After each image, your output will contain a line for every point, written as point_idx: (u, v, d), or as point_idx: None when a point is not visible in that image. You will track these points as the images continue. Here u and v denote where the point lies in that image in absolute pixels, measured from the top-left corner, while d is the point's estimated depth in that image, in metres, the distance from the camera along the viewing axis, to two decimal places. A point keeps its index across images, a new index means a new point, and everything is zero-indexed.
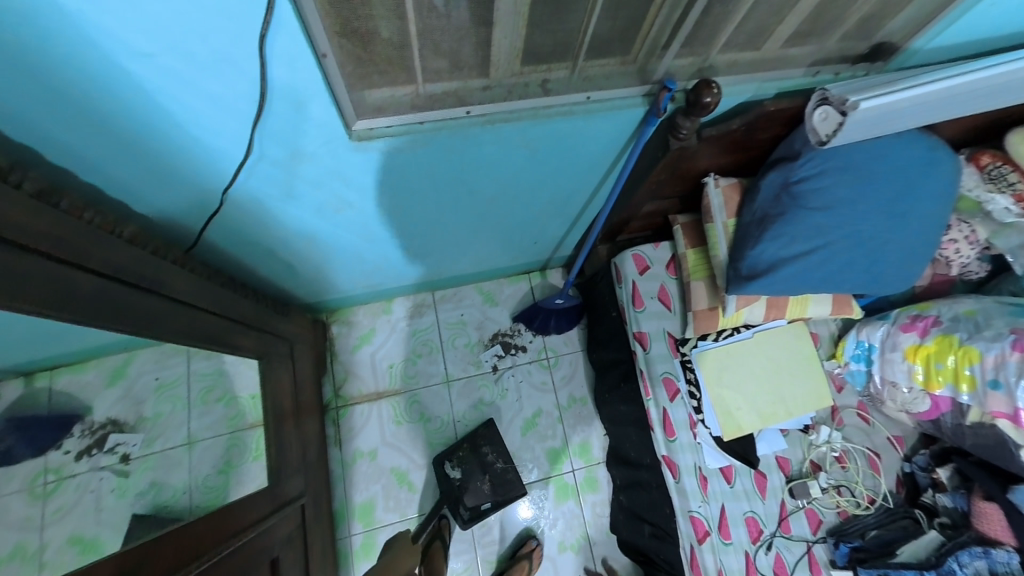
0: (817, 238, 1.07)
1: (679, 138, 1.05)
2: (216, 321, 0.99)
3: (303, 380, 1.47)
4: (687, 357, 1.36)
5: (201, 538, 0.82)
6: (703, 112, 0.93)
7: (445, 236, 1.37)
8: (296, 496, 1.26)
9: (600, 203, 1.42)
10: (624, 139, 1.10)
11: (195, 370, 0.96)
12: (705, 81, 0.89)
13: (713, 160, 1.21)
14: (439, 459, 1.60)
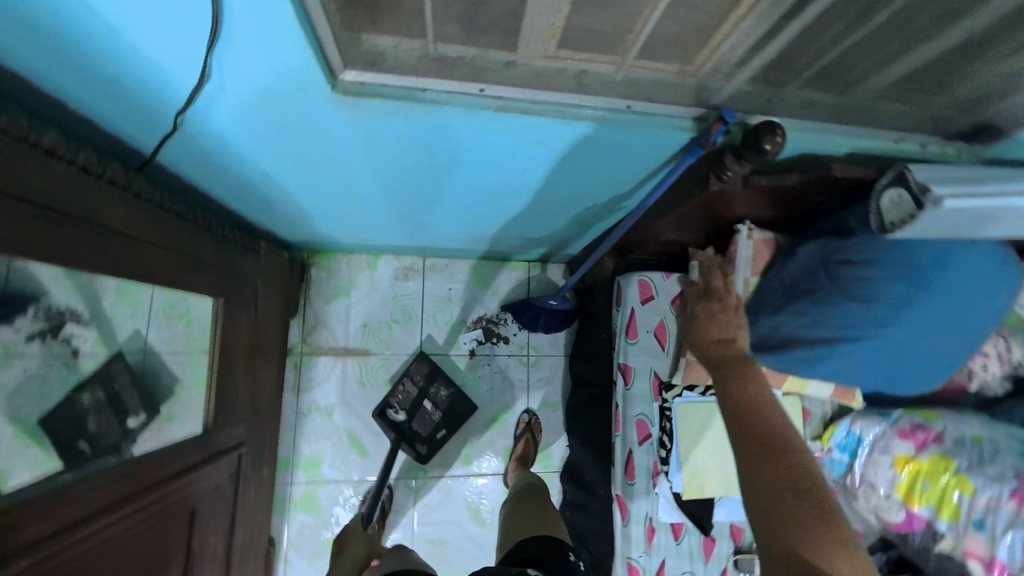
0: (844, 329, 0.99)
1: (720, 179, 0.89)
2: (163, 259, 0.91)
3: (266, 322, 1.40)
4: (666, 404, 1.28)
5: (123, 486, 0.81)
6: (759, 159, 0.78)
7: (440, 208, 1.26)
8: (235, 444, 1.22)
9: (618, 215, 1.28)
10: (659, 160, 0.94)
11: (129, 300, 0.90)
12: (772, 124, 0.74)
13: (755, 205, 1.06)
14: (381, 407, 1.57)
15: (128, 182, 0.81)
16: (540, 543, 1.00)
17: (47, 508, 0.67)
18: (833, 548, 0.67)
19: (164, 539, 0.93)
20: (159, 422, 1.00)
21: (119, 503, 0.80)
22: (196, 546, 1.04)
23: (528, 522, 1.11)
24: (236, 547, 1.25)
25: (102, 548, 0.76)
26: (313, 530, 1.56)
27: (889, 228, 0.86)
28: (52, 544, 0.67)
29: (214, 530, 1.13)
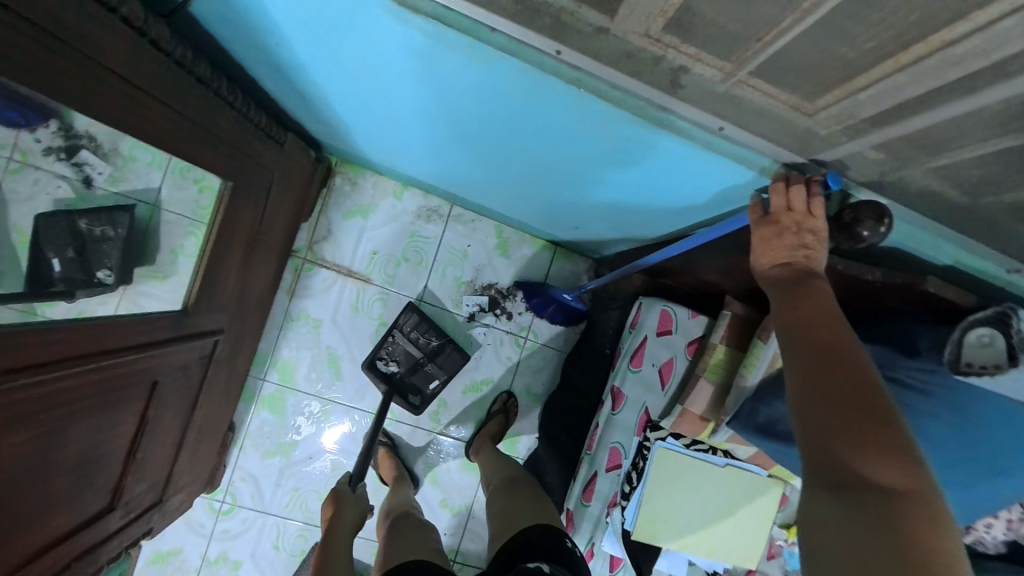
0: None
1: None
2: (168, 123, 0.84)
3: (275, 218, 1.35)
4: (647, 443, 1.19)
5: (84, 345, 0.80)
6: (847, 242, 0.72)
7: (480, 166, 1.18)
8: (213, 330, 1.21)
9: (660, 235, 1.20)
10: (727, 197, 0.90)
11: (136, 156, 0.84)
12: (879, 210, 0.67)
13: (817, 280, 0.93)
14: (369, 361, 1.54)
15: (144, 26, 0.74)
16: (544, 533, 0.96)
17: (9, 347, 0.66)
18: (889, 462, 0.57)
19: (118, 404, 0.93)
20: (149, 281, 0.99)
21: (79, 359, 0.79)
22: (149, 418, 1.05)
23: (527, 506, 1.07)
24: (193, 427, 1.27)
25: (54, 397, 0.76)
26: (273, 429, 1.58)
27: (963, 368, 0.80)
28: (8, 380, 0.66)
29: (174, 406, 1.14)
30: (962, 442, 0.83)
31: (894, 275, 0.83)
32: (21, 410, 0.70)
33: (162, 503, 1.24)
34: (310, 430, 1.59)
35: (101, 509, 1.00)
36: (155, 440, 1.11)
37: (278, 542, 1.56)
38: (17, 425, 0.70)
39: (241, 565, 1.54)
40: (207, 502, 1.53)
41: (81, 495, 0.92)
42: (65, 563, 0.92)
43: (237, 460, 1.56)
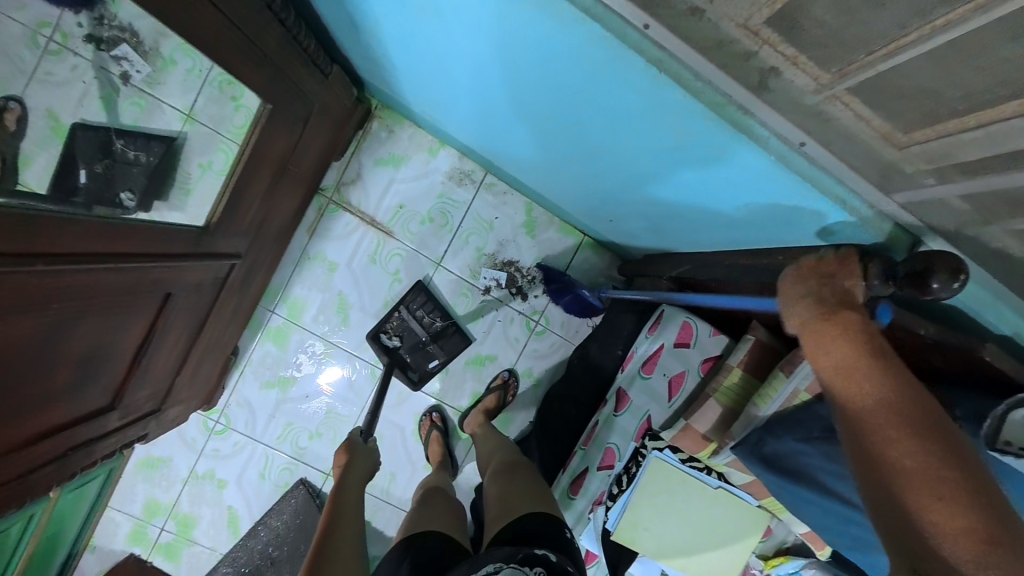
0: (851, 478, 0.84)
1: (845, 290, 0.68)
2: (209, 23, 0.80)
3: (308, 151, 1.32)
4: (642, 451, 1.17)
5: (102, 242, 0.78)
6: (910, 294, 0.59)
7: (528, 138, 1.12)
8: (231, 255, 1.20)
9: (701, 247, 1.12)
10: (788, 225, 0.81)
11: (178, 59, 0.83)
12: (956, 262, 0.55)
13: None
14: (374, 334, 1.56)
15: None
16: (536, 520, 0.95)
17: (25, 229, 0.65)
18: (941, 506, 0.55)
19: (128, 310, 0.93)
20: (175, 197, 0.98)
21: (96, 256, 0.78)
22: (158, 328, 1.06)
23: (521, 489, 1.05)
24: (198, 345, 1.27)
25: (67, 290, 0.75)
26: (273, 362, 1.59)
27: (998, 444, 0.70)
28: (26, 266, 0.65)
29: (183, 321, 1.14)
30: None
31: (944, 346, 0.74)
32: (37, 296, 0.70)
33: (160, 412, 1.26)
34: (310, 369, 1.60)
35: (101, 406, 1.02)
36: (160, 351, 1.12)
37: (264, 471, 1.60)
38: (28, 311, 0.70)
39: (226, 486, 1.58)
40: (202, 419, 1.57)
41: (82, 391, 0.93)
42: (60, 451, 0.95)
43: (236, 386, 1.58)
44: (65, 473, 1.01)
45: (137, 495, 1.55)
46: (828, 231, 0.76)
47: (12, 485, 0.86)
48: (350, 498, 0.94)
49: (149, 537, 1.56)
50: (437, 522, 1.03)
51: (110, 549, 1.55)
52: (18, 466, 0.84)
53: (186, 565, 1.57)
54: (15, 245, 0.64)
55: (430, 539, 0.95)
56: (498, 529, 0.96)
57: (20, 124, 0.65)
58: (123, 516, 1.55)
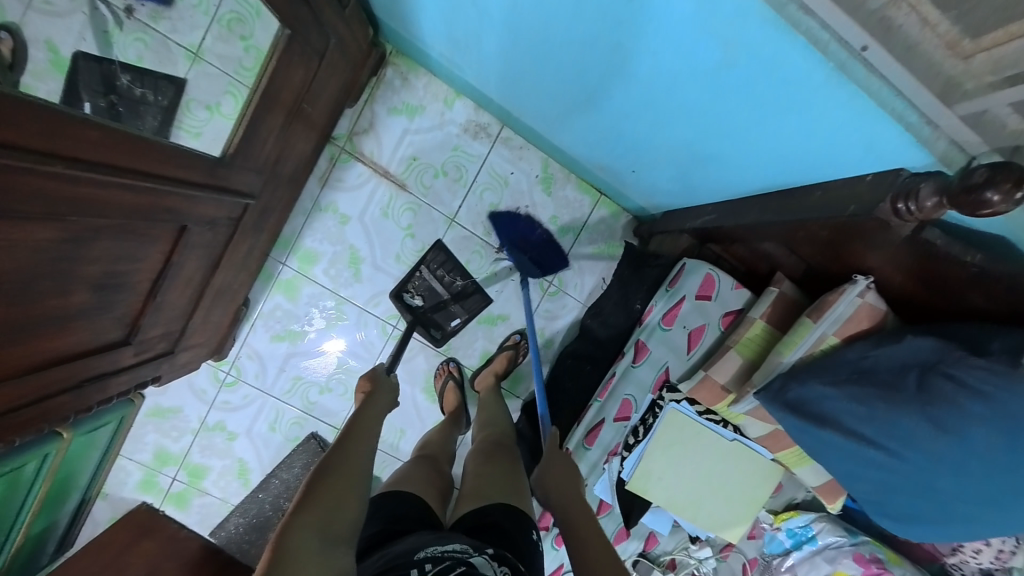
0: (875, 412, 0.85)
1: (895, 213, 0.72)
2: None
3: (322, 90, 1.28)
4: (659, 404, 1.19)
5: (120, 156, 0.76)
6: (966, 209, 0.60)
7: (552, 76, 1.04)
8: (245, 194, 1.17)
9: (733, 193, 1.07)
10: (838, 158, 0.76)
11: None
12: (1021, 172, 0.56)
13: (891, 264, 0.89)
14: (397, 292, 1.56)
15: None
16: (508, 515, 0.89)
17: (47, 127, 0.62)
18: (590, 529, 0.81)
19: (142, 237, 0.90)
20: (185, 135, 0.94)
21: (116, 168, 0.75)
22: (173, 261, 1.04)
23: (502, 475, 1.00)
24: (210, 288, 1.25)
25: (87, 204, 0.73)
26: (283, 316, 1.56)
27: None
28: (46, 166, 0.62)
29: (197, 259, 1.12)
30: (1005, 453, 0.76)
31: (980, 279, 0.77)
32: (56, 203, 0.68)
33: (172, 355, 1.24)
34: (321, 325, 1.58)
35: (116, 339, 1.00)
36: (173, 287, 1.10)
37: (274, 424, 1.59)
38: (42, 219, 0.67)
39: (236, 437, 1.57)
40: (212, 370, 1.55)
41: (97, 318, 0.91)
42: (75, 381, 0.93)
43: (246, 337, 1.55)
44: (79, 406, 1.00)
45: (148, 443, 1.54)
46: (882, 161, 0.71)
47: (25, 408, 0.84)
48: (367, 422, 0.93)
49: (159, 486, 1.56)
50: (420, 484, 0.98)
51: (120, 496, 1.55)
52: (32, 388, 0.82)
53: (197, 514, 1.58)
54: (26, 139, 0.60)
55: (408, 497, 0.91)
56: (469, 510, 0.90)
57: (14, 58, 0.60)
58: (134, 464, 1.54)
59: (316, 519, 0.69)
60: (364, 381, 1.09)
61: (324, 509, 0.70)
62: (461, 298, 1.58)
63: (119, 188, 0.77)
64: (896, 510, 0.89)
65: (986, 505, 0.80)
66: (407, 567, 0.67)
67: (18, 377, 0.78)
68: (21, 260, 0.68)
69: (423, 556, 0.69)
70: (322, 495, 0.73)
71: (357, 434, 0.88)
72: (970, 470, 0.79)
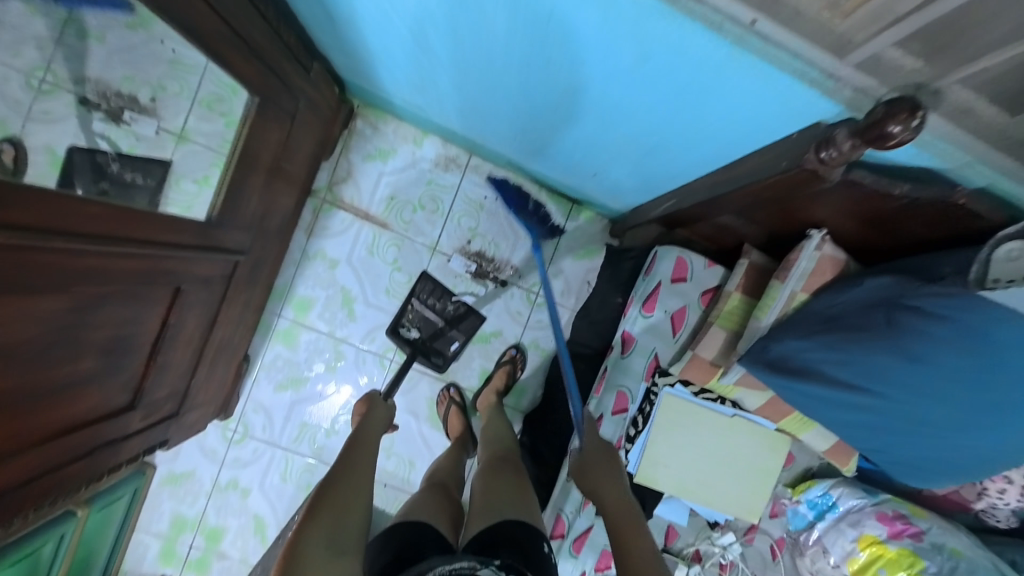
0: (846, 356, 0.87)
1: (820, 162, 0.77)
2: (214, 23, 0.89)
3: (298, 146, 1.38)
4: (655, 389, 1.21)
5: (112, 227, 0.82)
6: (877, 143, 0.67)
7: (504, 99, 1.13)
8: (235, 251, 1.25)
9: (683, 180, 1.14)
10: (767, 121, 0.80)
11: (211, 73, 0.99)
12: (912, 103, 0.63)
13: (839, 213, 0.96)
14: (393, 329, 1.60)
15: None
16: (518, 530, 0.85)
17: (48, 208, 0.69)
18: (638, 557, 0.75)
19: (142, 300, 0.97)
20: (176, 209, 1.00)
21: (116, 240, 0.83)
22: (172, 321, 1.09)
23: (510, 491, 0.97)
24: (211, 345, 1.30)
25: (87, 273, 0.80)
26: (285, 365, 1.60)
27: (988, 284, 0.76)
28: (48, 242, 0.69)
29: (195, 316, 1.18)
30: (965, 375, 0.80)
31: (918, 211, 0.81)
32: (57, 275, 0.74)
33: (178, 417, 1.27)
34: (321, 368, 1.61)
35: (123, 405, 1.03)
36: (175, 347, 1.15)
37: (286, 474, 1.58)
38: (46, 291, 0.73)
39: (250, 493, 1.56)
40: (220, 430, 1.56)
41: (104, 384, 0.95)
42: (88, 448, 0.96)
43: (250, 391, 1.58)
44: (95, 474, 1.03)
45: (164, 513, 1.53)
46: (800, 122, 0.78)
47: (45, 478, 0.87)
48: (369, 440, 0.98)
49: (178, 555, 1.54)
50: (429, 510, 0.93)
51: (141, 572, 1.52)
52: (48, 458, 0.86)
53: None
54: (28, 217, 0.67)
55: (417, 524, 0.85)
56: (478, 529, 0.86)
57: (16, 163, 0.66)
58: (151, 536, 1.52)
59: (325, 531, 0.72)
60: (361, 406, 1.14)
61: (329, 522, 0.74)
62: (459, 320, 1.63)
63: (110, 255, 0.82)
64: (879, 447, 0.93)
65: (974, 426, 0.83)
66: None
67: (37, 446, 0.82)
68: (30, 332, 0.74)
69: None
70: (328, 506, 0.76)
71: (362, 445, 0.94)
72: (935, 397, 0.83)
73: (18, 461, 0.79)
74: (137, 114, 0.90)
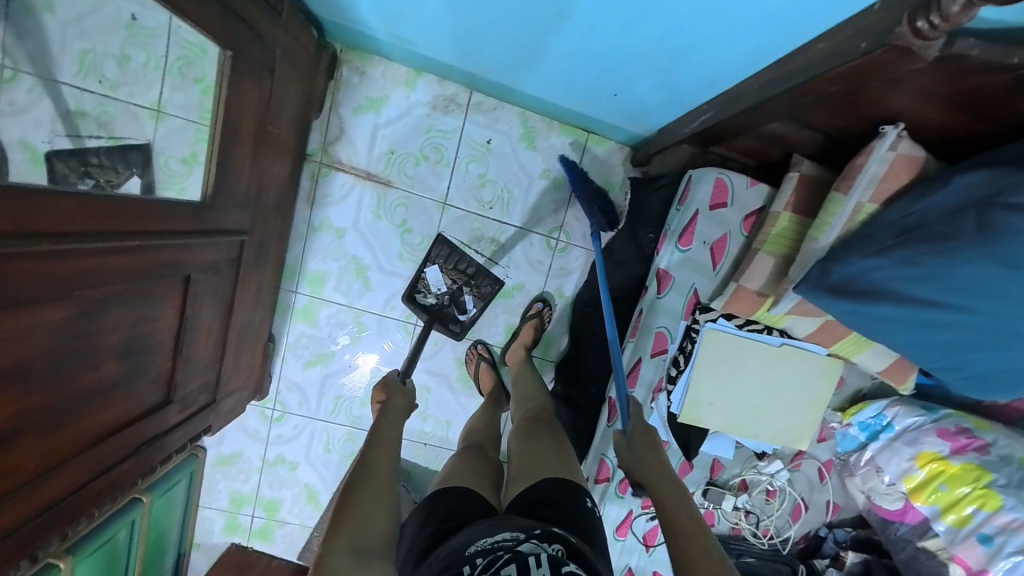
0: (920, 270, 0.79)
1: (916, 34, 0.65)
2: None
3: (282, 107, 1.26)
4: (695, 325, 1.15)
5: (101, 220, 0.75)
6: None
7: (504, 14, 0.98)
8: (237, 231, 1.18)
9: (721, 83, 1.01)
10: None
11: (174, 35, 0.87)
12: None
13: (919, 99, 0.83)
14: (410, 295, 1.55)
15: None
16: (558, 488, 0.83)
17: (19, 208, 0.62)
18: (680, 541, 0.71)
19: (151, 295, 0.92)
20: (171, 194, 0.94)
21: (107, 234, 0.76)
22: (188, 313, 1.05)
23: (546, 450, 0.94)
24: (233, 331, 1.27)
25: (84, 275, 0.74)
26: (310, 341, 1.58)
27: None
28: (33, 246, 0.63)
29: (210, 306, 1.14)
30: None
31: None
32: (54, 281, 0.69)
33: (216, 404, 1.28)
34: (346, 340, 1.59)
35: (158, 402, 1.02)
36: (196, 340, 1.12)
37: (328, 445, 1.61)
38: (42, 300, 0.68)
39: (298, 466, 1.61)
40: (259, 410, 1.58)
41: (133, 384, 0.93)
42: (134, 446, 0.96)
43: (281, 370, 1.58)
44: (144, 469, 1.04)
45: (221, 491, 1.60)
46: None
47: (97, 482, 0.88)
48: (389, 431, 0.95)
49: (242, 526, 1.62)
50: (470, 476, 0.91)
51: (212, 543, 1.62)
52: (94, 463, 0.86)
53: (282, 543, 1.64)
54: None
55: (456, 493, 0.84)
56: (519, 491, 0.84)
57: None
58: (215, 511, 1.61)
59: (350, 541, 0.71)
60: (379, 392, 1.11)
61: (353, 531, 0.72)
62: (473, 283, 1.56)
63: (102, 250, 0.76)
64: (951, 363, 0.86)
65: None
66: (459, 565, 0.63)
67: (78, 453, 0.82)
68: (38, 345, 0.70)
69: (473, 552, 0.65)
70: (349, 513, 0.74)
71: (382, 441, 0.91)
72: None
73: (62, 471, 0.79)
74: (98, 90, 0.78)
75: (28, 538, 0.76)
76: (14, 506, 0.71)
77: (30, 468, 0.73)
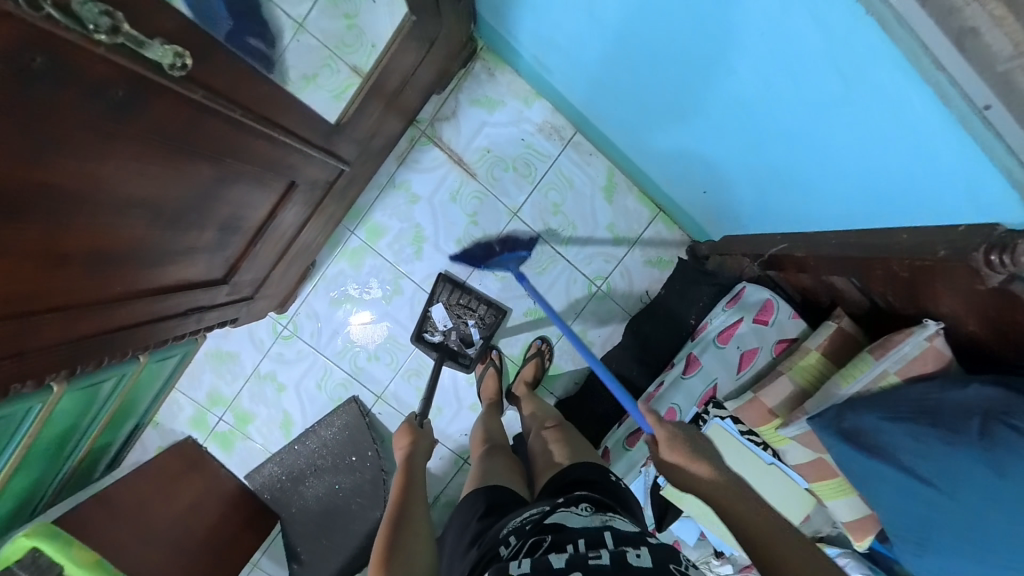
0: (916, 441, 0.93)
1: (987, 263, 0.79)
2: None
3: (422, 75, 1.37)
4: (704, 416, 1.28)
5: (263, 109, 0.84)
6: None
7: (652, 93, 1.12)
8: (344, 161, 1.26)
9: (806, 225, 1.14)
10: (945, 207, 0.80)
11: None
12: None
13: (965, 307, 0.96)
14: (417, 334, 1.62)
15: None
16: (589, 470, 0.92)
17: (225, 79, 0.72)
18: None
19: (264, 186, 0.99)
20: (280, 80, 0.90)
21: (264, 121, 0.85)
22: (279, 212, 1.12)
23: (570, 449, 1.03)
24: (295, 245, 1.34)
25: (240, 150, 0.82)
26: (345, 280, 1.64)
27: None
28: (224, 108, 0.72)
29: (293, 215, 1.21)
30: None
31: None
32: (221, 143, 0.77)
33: (252, 301, 1.32)
34: (377, 294, 1.65)
35: (218, 278, 1.08)
36: (269, 240, 1.18)
37: (321, 383, 1.65)
38: (205, 157, 0.76)
39: (284, 390, 1.64)
40: (273, 322, 1.62)
41: (212, 256, 0.99)
42: (183, 309, 1.01)
43: (307, 296, 1.63)
44: (175, 333, 1.08)
45: (204, 382, 1.62)
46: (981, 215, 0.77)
47: (144, 326, 0.93)
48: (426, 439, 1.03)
49: (208, 425, 1.63)
50: (507, 474, 1.01)
51: (172, 428, 1.62)
52: (151, 310, 0.90)
53: (238, 456, 1.64)
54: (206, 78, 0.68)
55: (503, 489, 0.94)
56: (550, 479, 0.94)
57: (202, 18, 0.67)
58: (188, 400, 1.62)
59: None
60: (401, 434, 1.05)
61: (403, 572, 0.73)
62: (483, 317, 1.64)
63: (256, 135, 0.84)
64: (914, 538, 0.97)
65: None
66: (497, 545, 0.73)
67: (147, 296, 0.86)
68: (183, 192, 0.77)
69: (508, 531, 0.75)
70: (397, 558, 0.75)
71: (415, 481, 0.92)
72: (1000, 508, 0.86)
73: (127, 307, 0.83)
74: None
75: (72, 354, 0.79)
76: (89, 319, 0.76)
77: (116, 291, 0.78)
